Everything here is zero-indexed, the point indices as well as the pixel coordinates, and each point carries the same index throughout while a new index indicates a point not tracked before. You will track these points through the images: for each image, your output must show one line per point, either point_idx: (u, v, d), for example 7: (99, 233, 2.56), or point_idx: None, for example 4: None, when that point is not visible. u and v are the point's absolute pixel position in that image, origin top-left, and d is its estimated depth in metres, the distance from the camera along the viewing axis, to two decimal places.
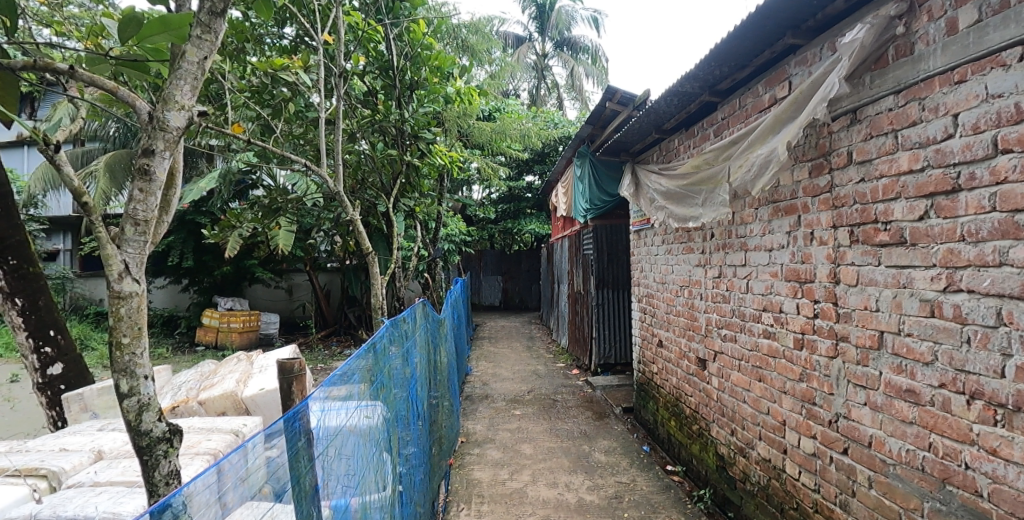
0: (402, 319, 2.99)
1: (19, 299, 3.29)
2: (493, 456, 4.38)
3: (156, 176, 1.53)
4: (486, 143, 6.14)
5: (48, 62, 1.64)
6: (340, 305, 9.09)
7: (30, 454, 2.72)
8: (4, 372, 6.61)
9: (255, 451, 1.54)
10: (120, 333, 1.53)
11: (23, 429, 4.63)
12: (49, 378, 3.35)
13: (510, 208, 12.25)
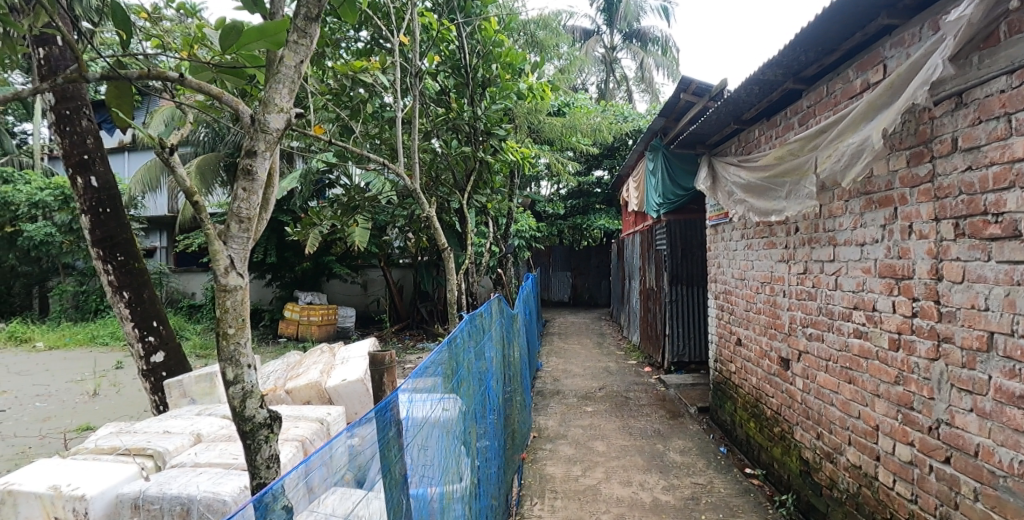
0: (479, 314, 3.03)
1: (126, 293, 3.52)
2: (565, 452, 4.37)
3: (258, 176, 1.60)
4: (556, 139, 6.14)
5: (160, 72, 1.74)
6: (413, 300, 9.33)
7: (138, 435, 2.94)
8: (111, 359, 7.21)
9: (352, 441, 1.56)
10: (226, 325, 1.60)
11: (130, 411, 5.02)
12: (152, 365, 3.58)
13: (579, 204, 12.19)
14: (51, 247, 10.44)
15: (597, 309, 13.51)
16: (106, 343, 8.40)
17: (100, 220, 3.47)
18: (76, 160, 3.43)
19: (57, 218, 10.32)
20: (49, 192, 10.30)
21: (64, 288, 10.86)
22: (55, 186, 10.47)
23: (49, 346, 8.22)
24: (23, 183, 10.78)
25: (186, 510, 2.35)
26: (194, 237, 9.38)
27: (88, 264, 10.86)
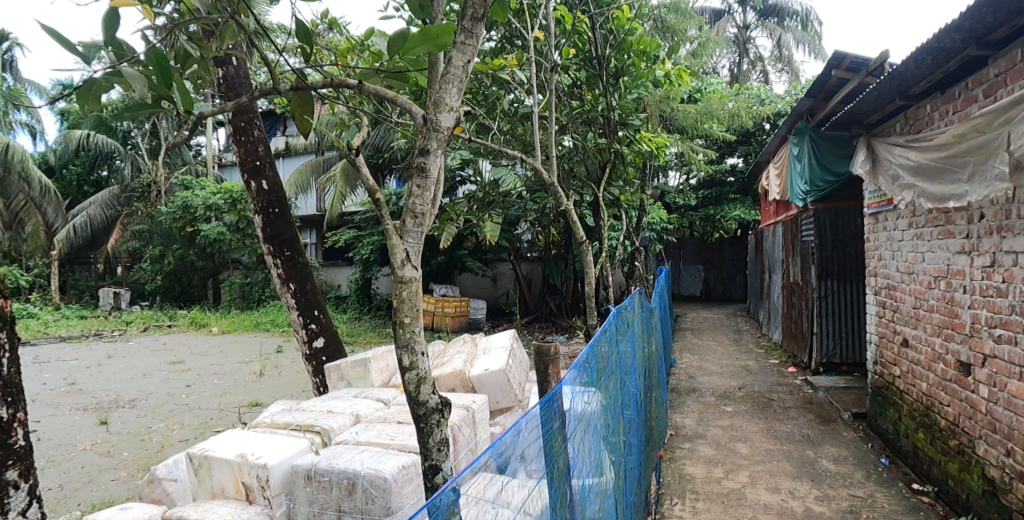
0: (624, 308, 2.99)
1: (292, 284, 3.82)
2: (706, 453, 4.21)
3: (431, 173, 1.69)
4: (690, 126, 5.91)
5: (342, 79, 1.86)
6: (541, 293, 9.44)
7: (306, 413, 3.22)
8: (272, 344, 8.03)
9: (526, 432, 1.58)
10: (402, 314, 1.70)
11: (294, 390, 5.56)
12: (314, 350, 3.89)
13: (712, 194, 11.69)
14: (223, 244, 11.86)
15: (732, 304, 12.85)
16: (267, 329, 9.39)
17: (270, 219, 3.76)
18: (250, 166, 3.70)
19: (228, 219, 11.71)
20: (220, 196, 11.68)
21: (233, 280, 12.29)
22: (225, 190, 11.86)
23: (223, 331, 9.37)
24: (200, 189, 12.34)
25: (352, 484, 2.55)
26: (340, 233, 10.12)
27: (252, 259, 12.20)
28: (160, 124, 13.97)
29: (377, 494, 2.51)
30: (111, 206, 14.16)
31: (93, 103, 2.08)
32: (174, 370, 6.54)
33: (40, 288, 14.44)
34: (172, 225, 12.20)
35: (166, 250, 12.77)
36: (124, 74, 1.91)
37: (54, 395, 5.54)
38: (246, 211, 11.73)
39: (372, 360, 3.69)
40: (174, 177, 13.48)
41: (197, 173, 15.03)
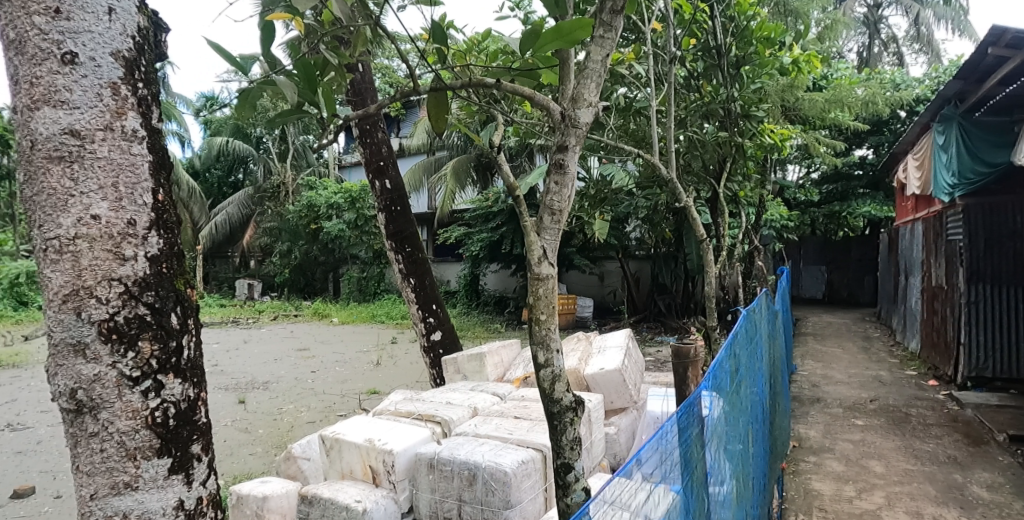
0: (753, 310, 2.84)
1: (413, 279, 3.97)
2: (834, 469, 3.90)
3: (570, 169, 1.68)
4: (816, 117, 5.56)
5: (479, 79, 1.86)
6: (650, 292, 9.22)
7: (427, 403, 3.34)
8: (387, 335, 8.47)
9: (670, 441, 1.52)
10: (538, 311, 1.70)
11: (412, 379, 5.82)
12: (432, 342, 4.03)
13: (837, 189, 10.90)
14: (342, 241, 12.71)
15: (859, 307, 11.89)
16: (382, 321, 9.90)
17: (393, 217, 3.93)
18: (375, 167, 3.88)
19: (347, 217, 12.53)
20: (341, 195, 12.53)
21: (351, 274, 13.08)
22: (345, 190, 12.68)
23: (343, 321, 10.04)
24: (323, 189, 13.30)
25: (473, 476, 2.60)
26: (451, 231, 10.68)
27: (368, 255, 12.95)
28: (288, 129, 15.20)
29: (497, 487, 2.54)
30: (246, 206, 15.60)
31: (249, 109, 2.21)
32: (302, 356, 7.08)
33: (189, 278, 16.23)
34: (298, 223, 13.28)
35: (292, 245, 13.88)
36: (278, 83, 2.02)
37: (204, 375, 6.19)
38: (363, 209, 12.50)
39: (488, 355, 3.76)
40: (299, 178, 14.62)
41: (319, 175, 16.18)
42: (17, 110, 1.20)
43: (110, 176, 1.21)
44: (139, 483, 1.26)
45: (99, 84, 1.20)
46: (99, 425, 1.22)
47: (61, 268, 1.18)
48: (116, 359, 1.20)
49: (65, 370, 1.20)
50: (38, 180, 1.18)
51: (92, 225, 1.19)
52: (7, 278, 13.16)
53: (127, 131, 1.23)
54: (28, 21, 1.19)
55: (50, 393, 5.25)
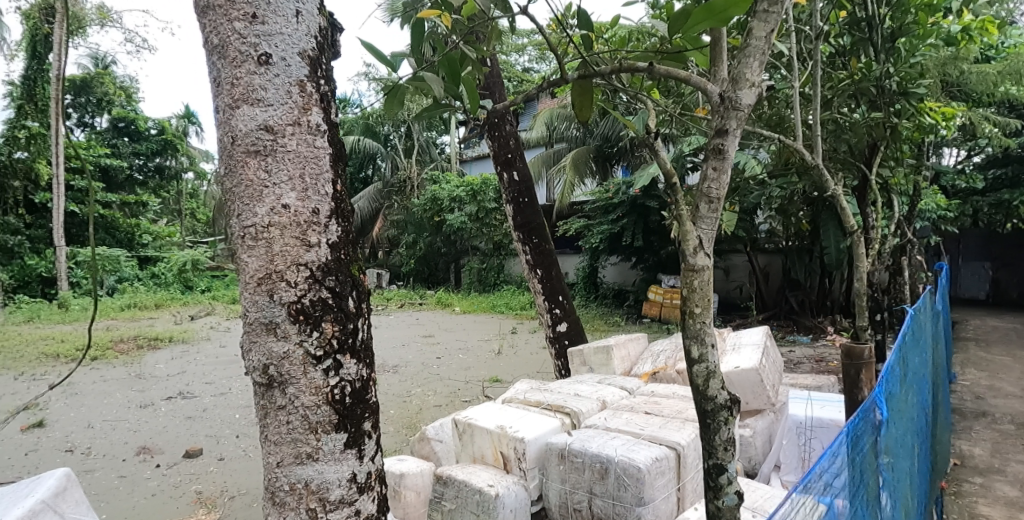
0: (920, 311, 2.56)
1: (540, 270, 4.00)
2: (1006, 494, 3.43)
3: (729, 154, 1.61)
4: (987, 92, 4.95)
5: (631, 63, 1.81)
6: (780, 288, 8.65)
7: (555, 394, 3.35)
8: (505, 325, 8.66)
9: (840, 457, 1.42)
10: (692, 304, 1.62)
11: (535, 369, 5.90)
12: (557, 333, 4.03)
13: (1006, 175, 9.62)
14: (464, 232, 13.25)
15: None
16: (501, 310, 10.12)
17: (521, 208, 3.96)
18: (504, 159, 3.92)
19: (469, 210, 13.03)
20: (462, 189, 13.07)
21: (471, 266, 13.54)
22: (467, 183, 13.20)
23: (464, 310, 10.44)
24: (446, 183, 13.95)
25: (605, 469, 2.57)
26: (571, 222, 10.66)
27: (488, 246, 13.32)
28: (413, 127, 16.06)
29: (630, 483, 2.49)
30: (376, 200, 16.26)
31: (397, 106, 2.30)
32: (428, 342, 7.44)
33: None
34: (423, 216, 14.12)
35: (418, 236, 14.69)
36: (426, 78, 2.07)
37: None
38: (483, 202, 12.91)
39: (614, 347, 3.72)
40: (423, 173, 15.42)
41: (442, 169, 16.88)
42: (219, 107, 1.31)
43: (298, 167, 1.29)
44: (319, 455, 1.36)
45: (289, 82, 1.28)
46: (286, 399, 1.32)
47: (256, 254, 1.27)
48: (303, 338, 1.28)
49: (258, 347, 1.30)
50: (237, 173, 1.29)
51: (283, 213, 1.27)
52: (177, 265, 15.05)
53: (312, 126, 1.31)
54: (229, 26, 1.29)
55: (217, 366, 5.93)
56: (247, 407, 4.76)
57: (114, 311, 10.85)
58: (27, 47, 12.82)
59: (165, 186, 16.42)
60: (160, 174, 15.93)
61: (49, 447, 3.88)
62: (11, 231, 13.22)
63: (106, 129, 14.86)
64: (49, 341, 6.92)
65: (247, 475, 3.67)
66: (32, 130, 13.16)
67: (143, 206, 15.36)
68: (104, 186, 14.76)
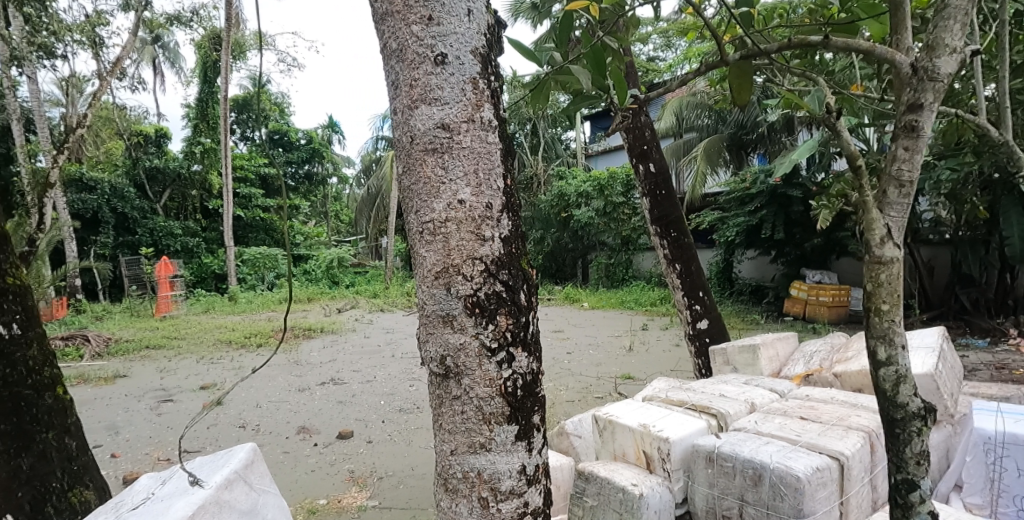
0: None
1: (678, 265, 3.85)
2: None
3: (925, 131, 1.43)
4: None
5: (802, 38, 1.67)
6: (949, 284, 7.72)
7: (698, 394, 3.21)
8: (636, 321, 8.51)
9: None
10: (879, 300, 1.46)
11: (673, 365, 5.74)
12: (698, 330, 3.87)
13: None
14: (592, 228, 13.26)
15: None
16: (631, 306, 9.96)
17: (658, 201, 3.85)
18: (639, 151, 3.82)
19: (596, 205, 13.00)
20: (590, 184, 13.08)
21: (600, 261, 13.52)
22: (593, 178, 13.18)
23: (593, 307, 10.38)
24: (573, 178, 14.06)
25: (758, 476, 2.41)
26: (705, 215, 10.23)
27: (616, 241, 13.18)
28: (538, 124, 16.31)
29: (787, 492, 2.31)
30: None
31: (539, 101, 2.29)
32: (560, 337, 7.50)
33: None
34: (551, 212, 14.35)
35: (545, 232, 14.91)
36: (574, 71, 2.07)
37: None
38: (611, 197, 12.77)
39: (762, 347, 3.51)
40: (549, 170, 15.62)
41: (566, 165, 16.95)
42: (397, 109, 1.36)
43: (472, 163, 1.31)
44: (492, 446, 1.38)
45: (462, 80, 1.31)
46: (462, 389, 1.35)
47: (434, 248, 1.31)
48: (479, 330, 1.31)
49: (435, 338, 1.34)
50: (415, 171, 1.33)
51: (459, 209, 1.30)
52: (326, 263, 16.29)
53: (484, 121, 1.33)
54: (406, 30, 1.33)
55: (363, 355, 6.38)
56: (390, 394, 5.07)
57: (274, 305, 12.08)
58: (200, 72, 14.61)
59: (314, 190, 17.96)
60: (310, 180, 17.47)
61: (225, 422, 4.37)
62: (193, 234, 15.03)
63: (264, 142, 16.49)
64: (224, 330, 7.83)
65: (393, 458, 3.89)
66: (205, 145, 14.99)
67: (294, 208, 16.89)
68: (262, 192, 16.48)
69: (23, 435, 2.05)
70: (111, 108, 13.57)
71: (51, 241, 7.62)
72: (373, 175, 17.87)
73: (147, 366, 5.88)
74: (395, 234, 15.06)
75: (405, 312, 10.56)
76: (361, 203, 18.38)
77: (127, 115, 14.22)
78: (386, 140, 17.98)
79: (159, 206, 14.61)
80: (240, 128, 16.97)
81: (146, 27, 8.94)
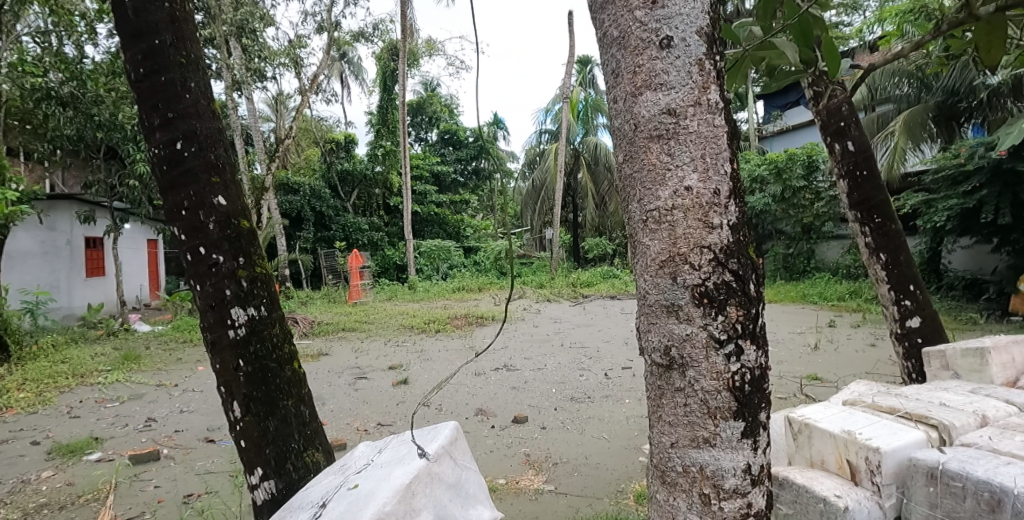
0: None
1: (883, 255, 3.45)
2: None
3: None
4: None
5: None
6: None
7: (913, 401, 2.82)
8: (820, 317, 7.81)
9: None
10: None
11: (873, 367, 5.17)
12: (907, 330, 3.44)
13: None
14: (768, 215, 12.43)
15: None
16: (815, 301, 9.15)
17: (858, 184, 3.47)
18: (834, 129, 3.47)
19: (773, 191, 12.15)
20: (765, 167, 12.21)
21: (777, 252, 12.63)
22: (769, 161, 12.29)
23: (769, 300, 9.70)
24: (745, 163, 13.24)
25: (998, 502, 2.05)
26: (905, 198, 9.01)
27: (796, 230, 12.28)
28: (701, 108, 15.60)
29: None
30: None
31: (739, 79, 2.20)
32: None
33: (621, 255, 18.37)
34: None
35: None
36: (781, 44, 1.97)
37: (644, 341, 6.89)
38: (790, 181, 11.86)
39: (994, 351, 3.00)
40: None
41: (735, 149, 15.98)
42: (618, 96, 1.35)
43: (700, 148, 1.27)
44: (717, 441, 1.33)
45: (689, 63, 1.27)
46: (686, 381, 1.31)
47: (659, 237, 1.29)
48: (707, 321, 1.27)
49: (658, 328, 1.32)
50: (639, 158, 1.31)
51: (686, 196, 1.26)
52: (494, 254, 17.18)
53: (711, 104, 1.28)
54: (629, 16, 1.32)
55: (534, 343, 6.62)
56: (560, 383, 5.21)
57: (449, 293, 12.96)
58: (381, 82, 16.13)
59: (480, 185, 19.18)
60: (477, 175, 18.67)
61: (413, 400, 4.77)
62: (377, 228, 16.60)
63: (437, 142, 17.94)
64: (406, 316, 8.59)
65: (566, 446, 3.98)
66: (387, 148, 16.50)
67: (465, 203, 18.46)
68: (436, 189, 17.76)
69: (270, 400, 2.36)
70: (310, 120, 15.50)
71: (270, 236, 8.89)
72: (535, 169, 18.38)
73: (345, 346, 6.64)
74: (559, 226, 15.32)
75: (571, 303, 10.75)
76: (524, 197, 18.96)
77: (323, 125, 16.12)
78: (548, 133, 18.35)
79: (348, 205, 16.38)
80: (414, 130, 18.49)
81: (337, 45, 10.05)
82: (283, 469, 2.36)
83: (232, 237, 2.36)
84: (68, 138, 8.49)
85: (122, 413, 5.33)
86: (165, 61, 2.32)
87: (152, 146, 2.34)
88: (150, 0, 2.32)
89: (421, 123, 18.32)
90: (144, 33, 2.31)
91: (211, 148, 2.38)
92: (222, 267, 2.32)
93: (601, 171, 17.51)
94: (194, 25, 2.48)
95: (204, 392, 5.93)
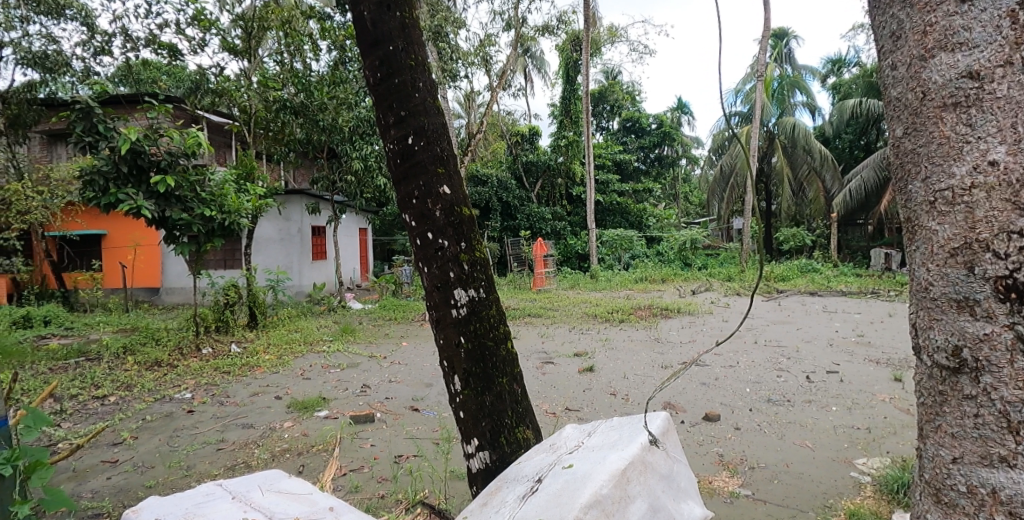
0: None
1: None
2: None
3: None
4: None
5: None
6: None
7: None
8: None
9: None
10: None
11: None
12: None
13: None
14: None
15: None
16: None
17: None
18: None
19: None
20: None
21: None
22: None
23: None
24: None
25: None
26: None
27: None
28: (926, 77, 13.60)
29: None
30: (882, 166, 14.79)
31: None
32: None
33: (821, 247, 16.59)
34: None
35: None
36: None
37: (853, 343, 6.21)
38: None
39: None
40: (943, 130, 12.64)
41: None
42: (900, 61, 1.34)
43: (1009, 116, 1.19)
44: (1017, 462, 1.21)
45: (998, 15, 1.20)
46: (979, 389, 1.25)
47: (951, 222, 1.25)
48: (1014, 319, 1.18)
49: (945, 325, 1.29)
50: (927, 130, 1.29)
51: (990, 171, 1.20)
52: (678, 244, 16.58)
53: None
54: None
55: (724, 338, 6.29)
56: (756, 383, 4.89)
57: (632, 283, 12.87)
58: (563, 74, 16.41)
59: (663, 173, 18.65)
60: (660, 163, 18.41)
61: (599, 388, 4.81)
62: (559, 217, 17.03)
63: (618, 130, 18.45)
64: (589, 304, 8.71)
65: (763, 451, 3.71)
66: (569, 138, 16.76)
67: (648, 192, 18.06)
68: (618, 178, 17.68)
69: (487, 376, 2.54)
70: (497, 115, 16.47)
71: None
72: (721, 155, 17.38)
73: (532, 331, 6.93)
74: (750, 215, 14.31)
75: (766, 298, 10.05)
76: (709, 185, 18.07)
77: (509, 119, 16.90)
78: (738, 115, 17.19)
79: (533, 195, 17.08)
80: (596, 120, 18.75)
81: (523, 41, 10.45)
82: (497, 442, 2.53)
83: (456, 224, 2.55)
84: (300, 141, 9.96)
85: (343, 378, 6.15)
86: (398, 64, 2.53)
87: (388, 142, 2.60)
88: (385, 11, 2.54)
89: (602, 112, 18.41)
90: (381, 41, 2.53)
91: (437, 142, 2.58)
92: (446, 250, 2.53)
93: (800, 153, 16.08)
94: (420, 29, 2.67)
95: (408, 365, 6.60)
